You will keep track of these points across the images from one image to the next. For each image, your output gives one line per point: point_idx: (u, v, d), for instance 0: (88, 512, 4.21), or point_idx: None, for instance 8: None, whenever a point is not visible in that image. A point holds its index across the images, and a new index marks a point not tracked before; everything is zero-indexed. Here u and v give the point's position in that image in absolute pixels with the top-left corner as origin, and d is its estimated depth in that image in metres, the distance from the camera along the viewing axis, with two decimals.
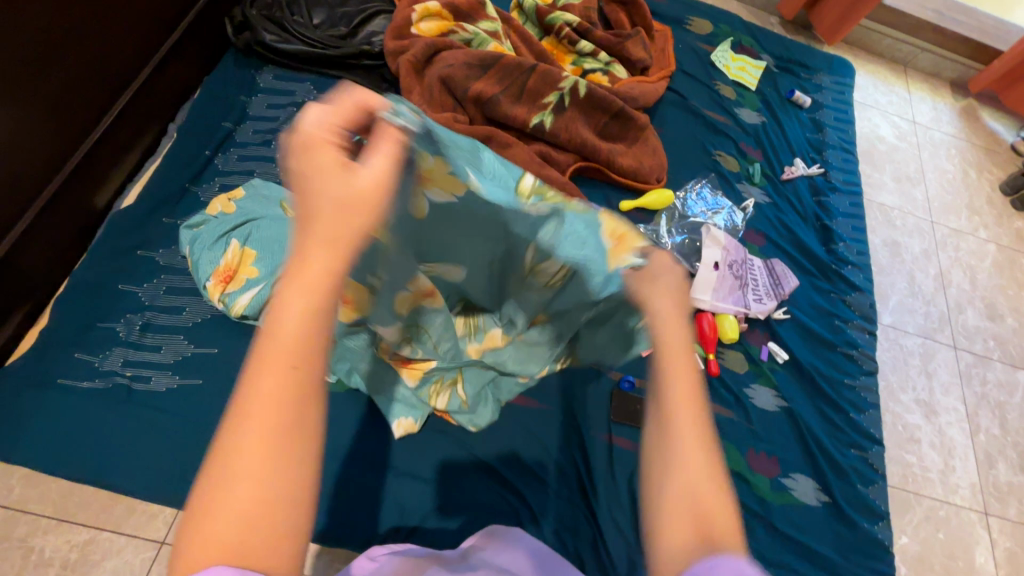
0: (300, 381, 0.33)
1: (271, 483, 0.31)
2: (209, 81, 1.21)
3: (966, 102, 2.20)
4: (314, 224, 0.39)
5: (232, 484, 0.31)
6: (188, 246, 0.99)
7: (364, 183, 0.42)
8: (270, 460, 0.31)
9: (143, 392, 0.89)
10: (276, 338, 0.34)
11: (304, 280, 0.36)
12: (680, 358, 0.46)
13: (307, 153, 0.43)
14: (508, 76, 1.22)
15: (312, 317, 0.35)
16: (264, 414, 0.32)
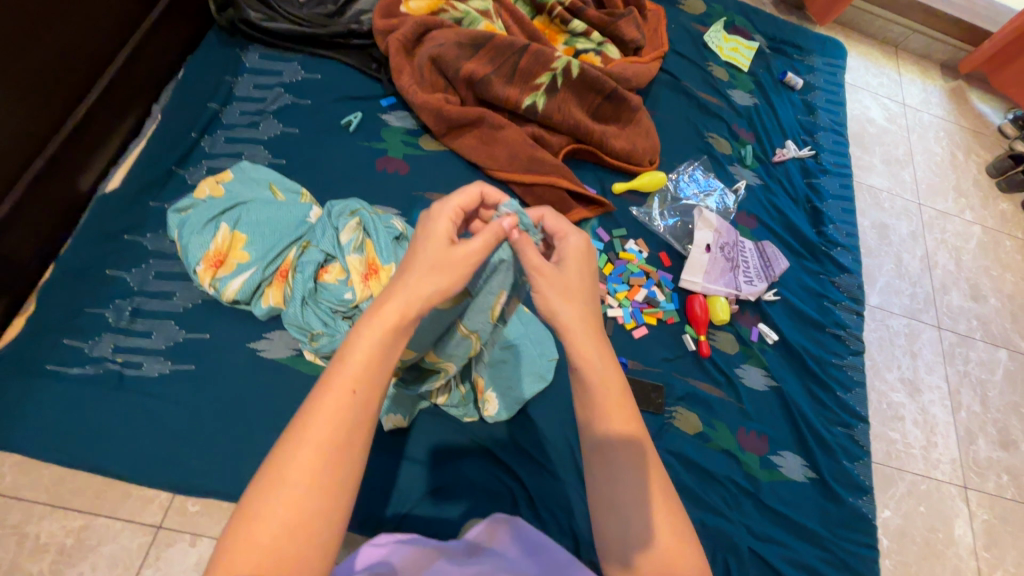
0: (347, 411, 0.47)
1: (318, 475, 0.44)
2: (192, 60, 1.18)
3: (954, 84, 2.21)
4: (405, 283, 0.55)
5: (290, 470, 0.44)
6: (176, 231, 0.97)
7: (448, 260, 0.57)
8: (315, 471, 0.44)
9: (135, 378, 0.89)
10: (346, 369, 0.49)
11: (376, 329, 0.52)
12: (623, 417, 0.58)
13: (428, 225, 0.60)
14: (499, 57, 1.21)
15: (375, 359, 0.50)
16: (320, 432, 0.46)
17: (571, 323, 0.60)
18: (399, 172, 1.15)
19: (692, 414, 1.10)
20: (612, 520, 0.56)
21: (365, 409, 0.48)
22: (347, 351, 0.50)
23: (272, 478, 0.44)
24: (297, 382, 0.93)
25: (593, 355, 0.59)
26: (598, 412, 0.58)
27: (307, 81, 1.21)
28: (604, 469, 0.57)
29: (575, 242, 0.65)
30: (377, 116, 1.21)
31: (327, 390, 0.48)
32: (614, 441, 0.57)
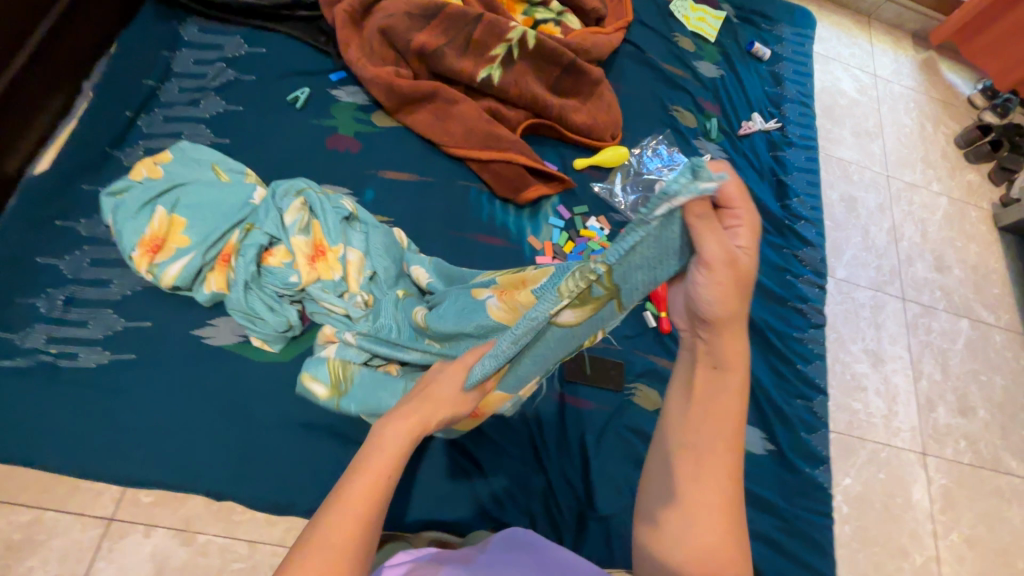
0: (375, 493, 0.54)
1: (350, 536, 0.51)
2: (126, 34, 1.11)
3: (926, 55, 2.20)
4: (424, 398, 0.62)
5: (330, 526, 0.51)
6: (110, 215, 0.93)
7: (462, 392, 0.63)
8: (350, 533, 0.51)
9: (71, 370, 0.85)
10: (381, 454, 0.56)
11: (400, 428, 0.58)
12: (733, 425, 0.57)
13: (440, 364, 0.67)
14: (452, 27, 1.16)
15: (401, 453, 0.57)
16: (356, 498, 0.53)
17: (726, 323, 0.54)
18: (350, 150, 1.11)
19: (653, 390, 1.10)
20: (677, 507, 0.58)
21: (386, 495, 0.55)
22: (374, 448, 0.57)
23: (306, 551, 0.50)
24: (245, 369, 0.91)
25: (732, 361, 0.56)
26: (719, 410, 0.57)
27: (251, 56, 1.16)
28: (687, 464, 0.58)
29: (747, 223, 0.51)
30: (326, 92, 1.16)
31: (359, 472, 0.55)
32: (713, 437, 0.57)
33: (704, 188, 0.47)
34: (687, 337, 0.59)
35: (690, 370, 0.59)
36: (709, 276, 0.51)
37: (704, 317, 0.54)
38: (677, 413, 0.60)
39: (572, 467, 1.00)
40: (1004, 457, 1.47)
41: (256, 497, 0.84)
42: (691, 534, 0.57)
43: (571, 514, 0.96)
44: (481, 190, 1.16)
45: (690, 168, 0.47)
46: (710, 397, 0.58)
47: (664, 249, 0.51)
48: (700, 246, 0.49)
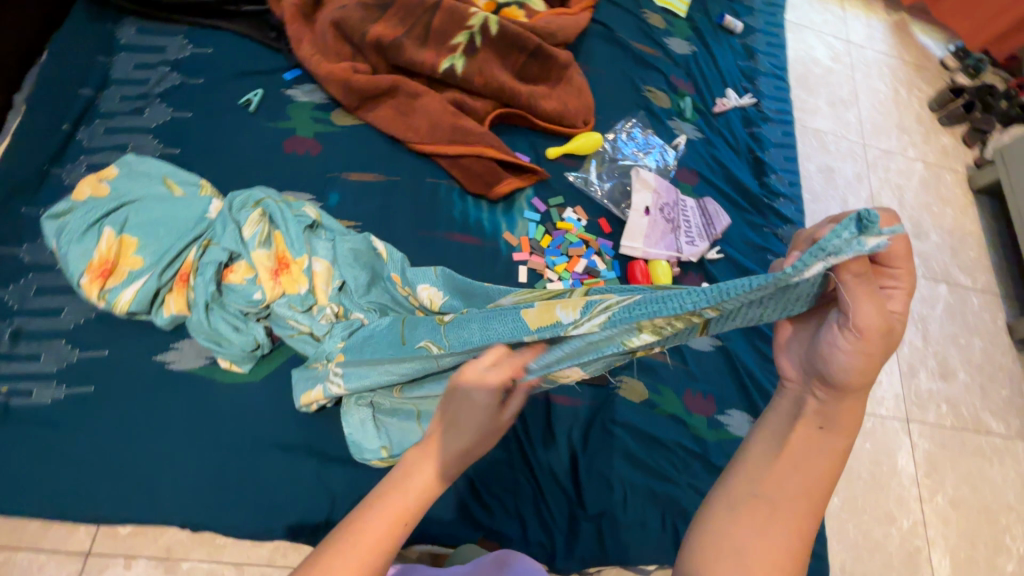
0: (382, 544, 0.47)
1: None
2: (57, 40, 1.03)
3: (898, 17, 2.17)
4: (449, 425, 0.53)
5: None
6: (54, 240, 0.87)
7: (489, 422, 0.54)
8: None
9: (24, 407, 0.81)
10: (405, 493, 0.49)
11: (420, 468, 0.50)
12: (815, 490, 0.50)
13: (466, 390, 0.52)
14: (410, 17, 1.11)
15: (415, 501, 0.49)
16: (356, 550, 0.46)
17: (857, 390, 0.50)
18: (310, 152, 1.06)
19: (638, 382, 1.09)
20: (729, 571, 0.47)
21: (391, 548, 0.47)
22: (398, 487, 0.49)
23: None
24: (213, 393, 0.87)
25: (847, 430, 0.51)
26: (809, 463, 0.51)
27: (196, 57, 1.09)
28: (762, 520, 0.49)
29: (904, 289, 0.50)
30: (281, 91, 1.10)
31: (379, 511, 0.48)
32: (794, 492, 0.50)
33: (872, 245, 0.43)
34: (793, 390, 0.55)
35: (790, 424, 0.53)
36: (858, 342, 0.48)
37: (831, 378, 0.50)
38: (762, 463, 0.52)
39: (561, 467, 0.98)
40: (985, 418, 1.50)
41: (233, 525, 0.81)
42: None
43: (562, 515, 0.95)
44: (451, 187, 1.11)
45: (859, 221, 0.43)
46: (805, 455, 0.51)
47: (794, 294, 0.50)
48: (856, 309, 0.47)
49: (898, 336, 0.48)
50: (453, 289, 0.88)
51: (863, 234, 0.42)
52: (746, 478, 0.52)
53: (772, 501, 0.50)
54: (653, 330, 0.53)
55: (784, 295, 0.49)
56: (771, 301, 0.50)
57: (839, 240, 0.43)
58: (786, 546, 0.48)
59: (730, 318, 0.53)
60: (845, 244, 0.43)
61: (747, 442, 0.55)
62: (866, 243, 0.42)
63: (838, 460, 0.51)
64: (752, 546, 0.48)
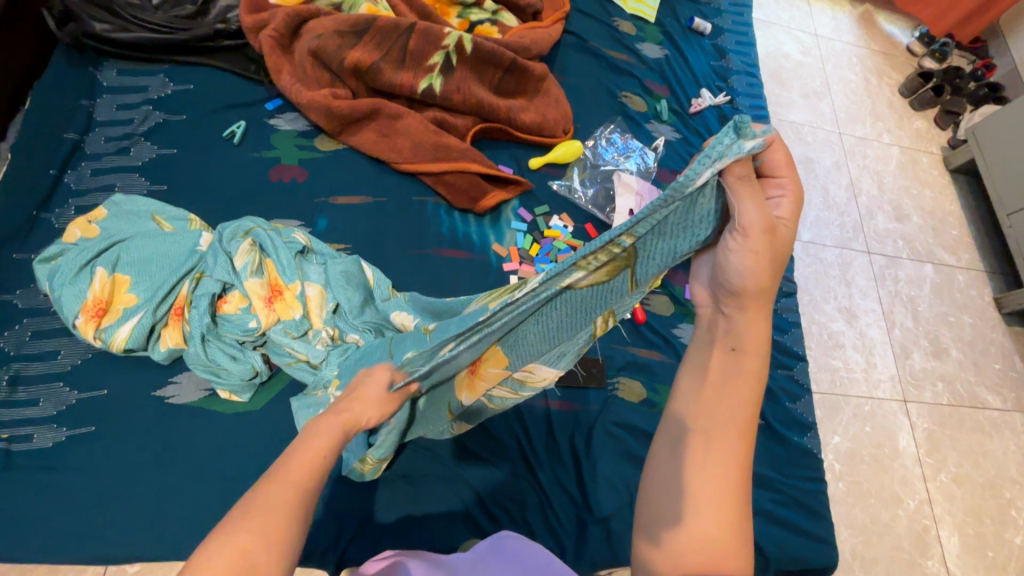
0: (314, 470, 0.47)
1: (282, 510, 0.43)
2: (39, 87, 1.05)
3: (863, 8, 2.23)
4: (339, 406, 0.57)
5: (260, 503, 0.43)
6: (47, 283, 0.88)
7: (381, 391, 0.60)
8: (285, 505, 0.43)
9: (26, 453, 0.81)
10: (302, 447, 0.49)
11: (331, 419, 0.54)
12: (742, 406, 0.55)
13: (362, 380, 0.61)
14: (385, 40, 1.13)
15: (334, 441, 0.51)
16: (295, 474, 0.46)
17: (753, 293, 0.53)
18: (296, 180, 1.07)
19: (635, 382, 1.10)
20: (685, 503, 0.52)
21: (319, 476, 0.48)
22: (295, 452, 0.48)
23: (237, 525, 0.41)
24: (213, 423, 0.87)
25: (754, 346, 0.55)
26: (731, 386, 0.55)
27: (177, 94, 1.11)
28: (699, 451, 0.54)
29: (792, 196, 0.53)
30: (263, 122, 1.12)
31: (283, 469, 0.46)
32: (722, 416, 0.55)
33: (749, 148, 0.46)
34: (707, 313, 0.58)
35: (709, 352, 0.57)
36: (744, 241, 0.51)
37: (733, 286, 0.54)
38: (693, 397, 0.56)
39: (564, 471, 0.99)
40: (981, 393, 1.52)
41: None
42: (693, 518, 0.52)
43: (570, 520, 0.95)
44: (437, 204, 1.13)
45: (732, 126, 0.46)
46: (725, 379, 0.56)
47: (697, 214, 0.51)
48: (741, 211, 0.50)
49: (785, 236, 0.52)
50: (422, 309, 0.89)
51: (736, 142, 0.45)
52: (682, 416, 0.56)
53: (706, 432, 0.54)
54: (579, 270, 0.52)
55: (688, 216, 0.51)
56: (678, 224, 0.52)
57: (720, 149, 0.46)
58: (729, 467, 0.53)
59: (648, 249, 0.54)
60: (720, 151, 0.46)
61: (678, 382, 0.59)
62: (744, 145, 0.45)
63: (754, 376, 0.55)
64: (696, 476, 0.53)
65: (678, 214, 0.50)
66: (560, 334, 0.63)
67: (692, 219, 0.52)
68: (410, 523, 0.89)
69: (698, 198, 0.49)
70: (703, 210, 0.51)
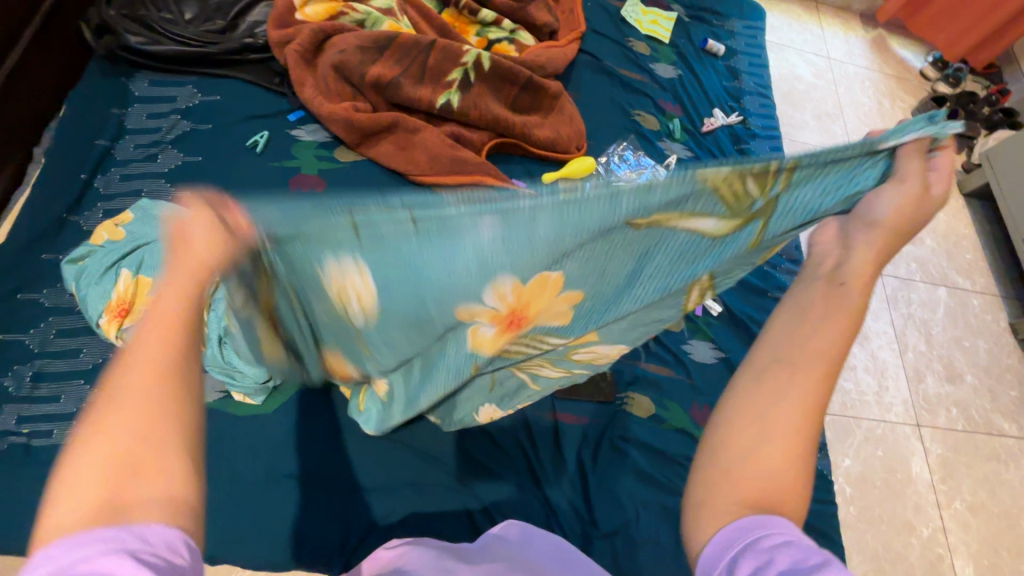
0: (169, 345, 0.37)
1: (151, 406, 0.35)
2: (75, 96, 1.11)
3: (876, 33, 2.25)
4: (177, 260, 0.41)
5: (115, 409, 0.35)
6: (73, 283, 0.91)
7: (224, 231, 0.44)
8: (150, 400, 0.35)
9: (45, 448, 0.83)
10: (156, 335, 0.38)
11: (175, 287, 0.40)
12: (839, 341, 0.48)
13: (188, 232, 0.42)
14: (406, 57, 1.17)
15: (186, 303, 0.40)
16: (144, 364, 0.36)
17: (889, 229, 0.50)
18: (315, 189, 1.10)
19: (644, 397, 1.10)
20: (752, 434, 0.46)
21: (178, 344, 0.38)
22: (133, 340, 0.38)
23: (95, 442, 0.34)
24: (229, 425, 0.90)
25: (862, 284, 0.49)
26: (831, 318, 0.48)
27: (204, 104, 1.15)
28: (783, 381, 0.47)
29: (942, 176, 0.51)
30: (285, 133, 1.15)
31: (128, 373, 0.36)
32: (813, 348, 0.48)
33: (929, 139, 0.50)
34: (824, 250, 0.53)
35: (809, 286, 0.51)
36: (899, 185, 0.50)
37: (872, 218, 0.50)
38: (785, 330, 0.50)
39: (571, 485, 0.99)
40: (997, 420, 1.49)
41: (253, 556, 0.84)
42: (762, 449, 0.46)
43: (576, 534, 0.95)
44: None
45: (928, 118, 0.50)
46: (824, 312, 0.49)
47: (832, 190, 0.53)
48: (903, 167, 0.50)
49: (931, 203, 0.50)
50: None
51: (914, 133, 0.50)
52: (768, 346, 0.50)
53: (792, 364, 0.48)
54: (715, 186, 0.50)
55: (823, 189, 0.53)
56: (812, 188, 0.53)
57: (912, 128, 0.50)
58: (808, 405, 0.46)
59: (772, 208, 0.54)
60: (906, 133, 0.50)
61: (773, 313, 0.52)
62: (936, 134, 0.49)
63: (855, 314, 0.48)
64: (769, 406, 0.47)
65: (816, 180, 0.53)
66: (639, 279, 0.60)
67: (820, 199, 0.54)
68: (416, 527, 0.90)
69: (847, 168, 0.52)
70: (839, 194, 0.53)
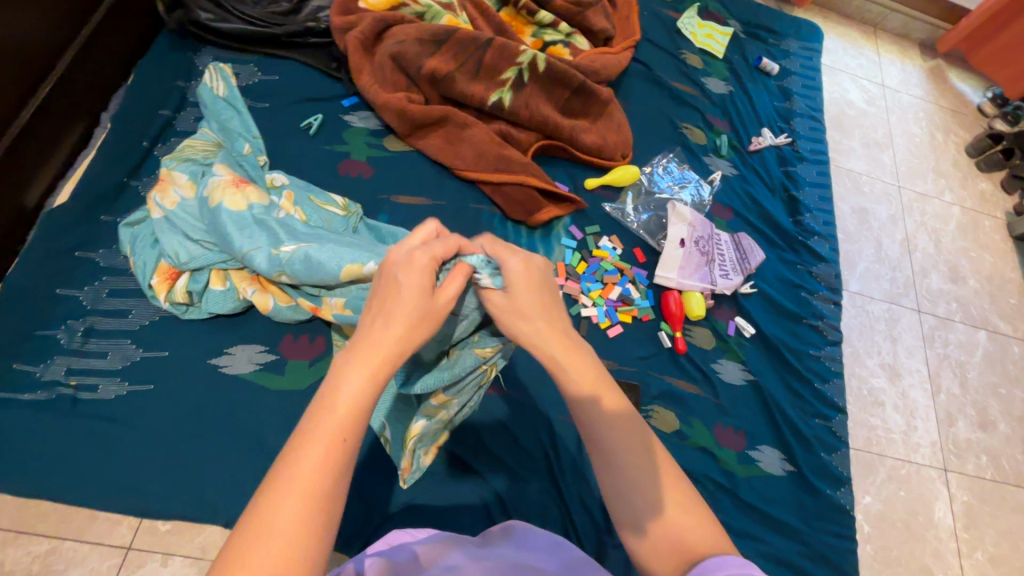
0: (337, 443, 0.42)
1: (307, 507, 0.39)
2: (141, 65, 1.15)
3: (933, 63, 2.19)
4: (369, 342, 0.48)
5: (274, 508, 0.38)
6: (128, 247, 0.95)
7: (417, 316, 0.50)
8: (305, 509, 0.39)
9: (90, 401, 0.86)
10: (336, 412, 0.43)
11: (356, 378, 0.45)
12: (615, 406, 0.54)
13: (395, 267, 0.53)
14: (463, 53, 1.18)
15: (360, 402, 0.44)
16: (312, 465, 0.40)
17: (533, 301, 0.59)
18: (363, 175, 1.12)
19: (669, 412, 1.09)
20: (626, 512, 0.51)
21: (343, 462, 0.42)
22: (301, 450, 0.41)
23: (255, 537, 0.37)
24: (262, 397, 0.91)
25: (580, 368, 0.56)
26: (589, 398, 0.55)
27: (264, 83, 1.17)
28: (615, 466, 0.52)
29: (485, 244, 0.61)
30: (338, 117, 1.17)
31: (287, 486, 0.39)
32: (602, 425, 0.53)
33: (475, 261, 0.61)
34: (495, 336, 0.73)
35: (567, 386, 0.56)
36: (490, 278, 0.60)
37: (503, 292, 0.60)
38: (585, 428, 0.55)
39: (588, 492, 0.99)
40: None
41: None
42: (652, 514, 0.50)
43: (591, 541, 0.95)
44: (493, 213, 1.16)
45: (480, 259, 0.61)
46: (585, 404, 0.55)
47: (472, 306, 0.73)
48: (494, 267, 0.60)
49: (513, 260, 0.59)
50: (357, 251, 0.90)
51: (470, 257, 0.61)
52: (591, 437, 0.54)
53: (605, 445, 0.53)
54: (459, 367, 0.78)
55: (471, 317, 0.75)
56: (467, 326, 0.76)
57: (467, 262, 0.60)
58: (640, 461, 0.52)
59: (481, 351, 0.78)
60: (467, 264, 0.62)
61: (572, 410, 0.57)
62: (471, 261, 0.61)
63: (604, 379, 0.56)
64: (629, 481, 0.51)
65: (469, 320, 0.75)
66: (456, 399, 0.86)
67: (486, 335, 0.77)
68: (432, 513, 0.91)
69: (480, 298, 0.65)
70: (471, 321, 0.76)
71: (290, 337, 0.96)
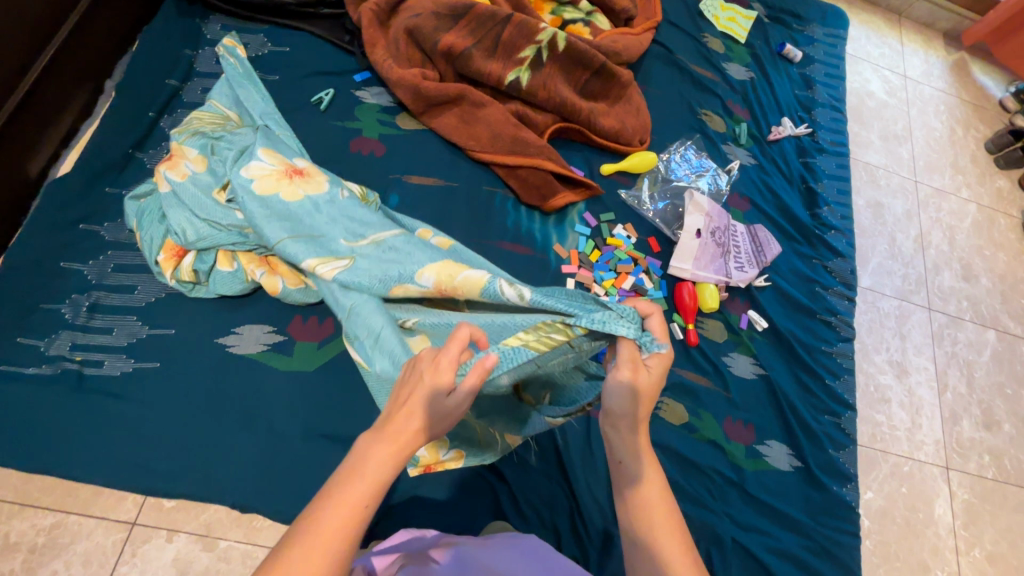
0: (353, 509, 0.48)
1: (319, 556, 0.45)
2: (147, 31, 1.10)
3: (957, 55, 2.13)
4: (390, 428, 0.51)
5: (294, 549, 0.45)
6: (133, 221, 0.92)
7: (437, 413, 0.53)
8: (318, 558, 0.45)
9: (95, 377, 0.85)
10: (357, 481, 0.49)
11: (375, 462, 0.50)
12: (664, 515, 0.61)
13: (424, 361, 0.54)
14: (482, 28, 1.13)
15: (375, 486, 0.49)
16: (332, 522, 0.47)
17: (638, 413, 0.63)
18: (374, 154, 1.09)
19: (679, 405, 1.08)
20: None
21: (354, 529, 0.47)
22: (327, 506, 0.47)
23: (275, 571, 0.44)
24: (271, 378, 0.89)
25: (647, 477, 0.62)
26: (641, 503, 0.62)
27: (274, 55, 1.14)
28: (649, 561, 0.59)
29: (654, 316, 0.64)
30: (350, 93, 1.14)
31: (312, 532, 0.46)
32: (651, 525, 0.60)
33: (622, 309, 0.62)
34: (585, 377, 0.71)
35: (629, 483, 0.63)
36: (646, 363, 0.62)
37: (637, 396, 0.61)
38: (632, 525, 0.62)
39: (597, 482, 0.98)
40: None
41: (281, 512, 0.83)
42: None
43: (598, 531, 0.94)
44: (506, 196, 1.13)
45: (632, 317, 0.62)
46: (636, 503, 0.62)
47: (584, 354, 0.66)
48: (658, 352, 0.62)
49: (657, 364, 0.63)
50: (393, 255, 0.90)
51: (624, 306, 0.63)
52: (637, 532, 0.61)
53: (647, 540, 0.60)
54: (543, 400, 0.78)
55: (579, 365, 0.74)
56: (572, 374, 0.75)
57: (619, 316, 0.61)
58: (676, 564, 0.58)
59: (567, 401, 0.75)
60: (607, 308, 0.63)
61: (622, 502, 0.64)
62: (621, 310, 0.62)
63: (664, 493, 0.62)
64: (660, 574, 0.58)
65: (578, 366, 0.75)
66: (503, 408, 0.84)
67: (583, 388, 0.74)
68: (442, 500, 0.90)
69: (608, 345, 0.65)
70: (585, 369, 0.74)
71: (299, 318, 0.94)
